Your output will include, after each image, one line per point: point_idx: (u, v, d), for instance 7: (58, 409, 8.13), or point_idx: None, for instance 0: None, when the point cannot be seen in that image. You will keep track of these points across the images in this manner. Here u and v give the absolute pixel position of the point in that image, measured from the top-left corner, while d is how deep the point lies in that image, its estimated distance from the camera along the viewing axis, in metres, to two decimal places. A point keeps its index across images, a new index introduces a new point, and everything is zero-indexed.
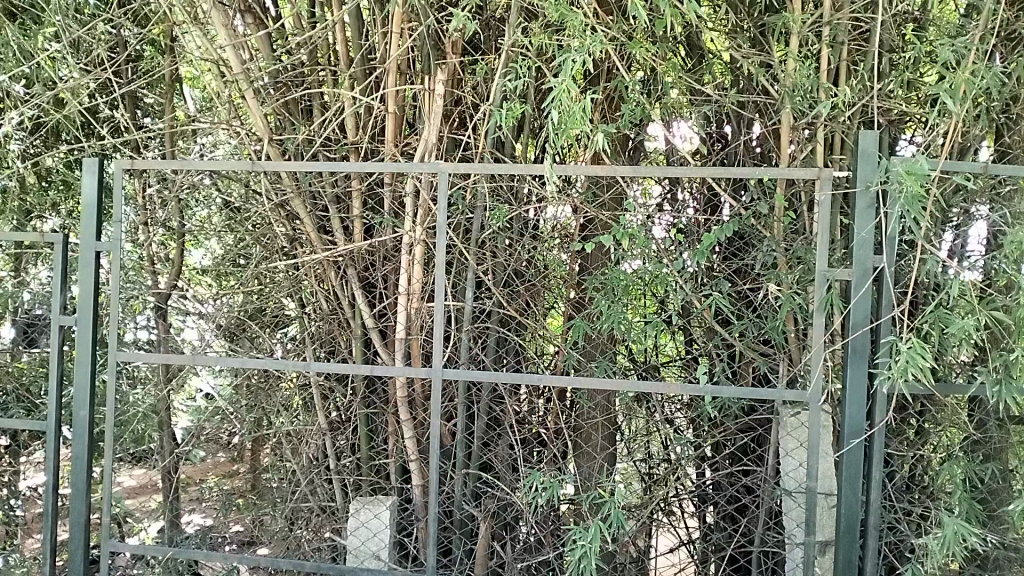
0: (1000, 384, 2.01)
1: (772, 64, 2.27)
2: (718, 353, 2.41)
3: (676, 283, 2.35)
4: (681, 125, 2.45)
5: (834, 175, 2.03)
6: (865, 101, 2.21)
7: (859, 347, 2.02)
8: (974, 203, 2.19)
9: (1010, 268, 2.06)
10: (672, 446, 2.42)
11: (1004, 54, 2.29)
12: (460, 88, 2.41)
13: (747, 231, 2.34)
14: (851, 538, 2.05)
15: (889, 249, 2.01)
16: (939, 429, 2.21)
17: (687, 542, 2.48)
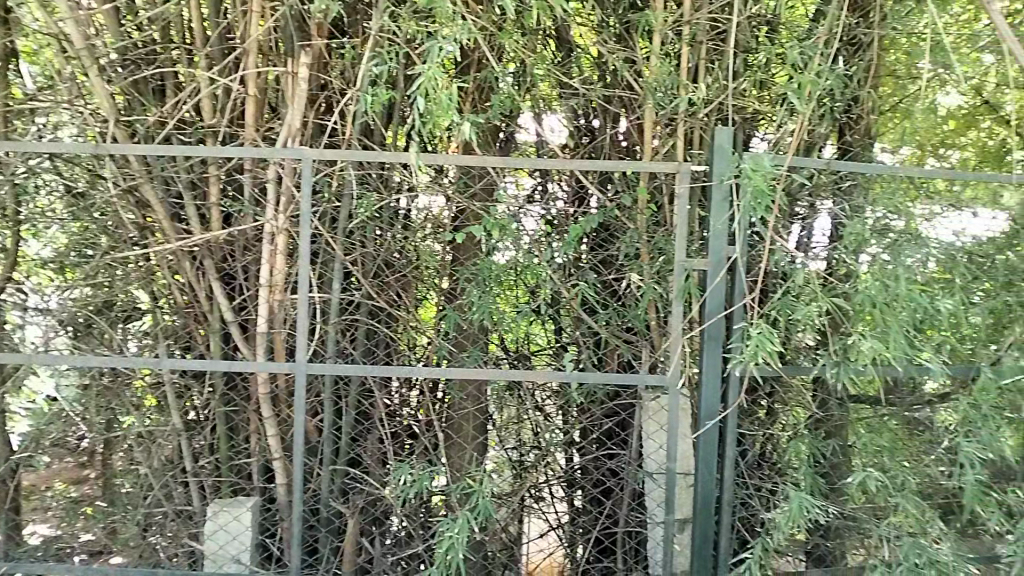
0: (839, 366, 2.17)
1: (636, 61, 2.35)
2: (585, 341, 2.46)
3: (543, 277, 2.36)
4: (551, 119, 2.49)
5: (692, 169, 2.14)
6: (722, 99, 2.31)
7: (713, 333, 2.13)
8: (819, 199, 2.33)
9: (849, 257, 2.24)
10: (542, 433, 2.47)
11: (847, 58, 2.49)
12: (326, 73, 2.33)
13: (612, 223, 2.41)
14: (708, 515, 2.16)
15: (741, 240, 2.13)
16: (786, 409, 2.37)
17: (556, 526, 2.51)
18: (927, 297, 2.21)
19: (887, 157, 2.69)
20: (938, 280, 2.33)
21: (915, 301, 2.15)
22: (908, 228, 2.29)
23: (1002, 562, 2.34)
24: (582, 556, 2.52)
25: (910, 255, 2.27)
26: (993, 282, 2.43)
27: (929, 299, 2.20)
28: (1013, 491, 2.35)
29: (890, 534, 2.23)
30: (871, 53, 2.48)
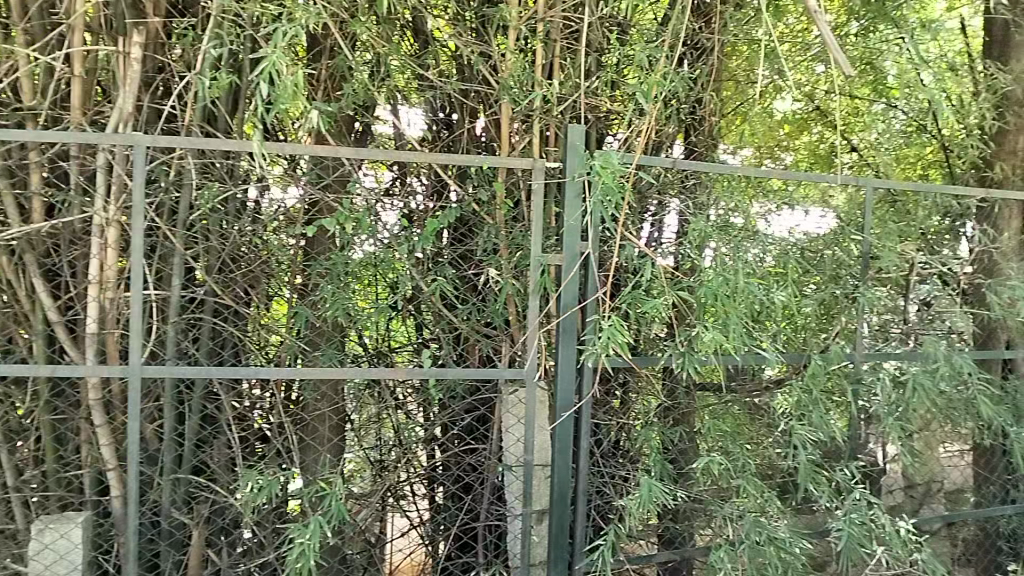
0: (684, 356, 2.27)
1: (491, 55, 2.35)
2: (445, 337, 2.43)
3: (403, 271, 2.32)
4: (410, 112, 2.45)
5: (546, 166, 2.17)
6: (575, 97, 2.36)
7: (568, 327, 2.18)
8: (667, 197, 2.42)
9: (693, 252, 2.35)
10: (402, 431, 2.43)
11: (692, 61, 2.60)
12: (164, 54, 2.20)
13: (469, 217, 2.39)
14: (563, 506, 2.20)
15: (593, 236, 2.18)
16: (639, 398, 2.44)
17: (417, 525, 2.49)
18: (762, 289, 2.36)
19: (731, 158, 2.91)
20: (774, 275, 2.48)
21: (752, 291, 2.28)
22: (746, 226, 2.44)
23: (831, 536, 2.52)
24: (442, 553, 2.50)
25: (745, 251, 2.41)
26: (822, 275, 2.63)
27: (765, 292, 2.35)
28: (840, 469, 2.54)
29: (733, 514, 2.35)
30: (715, 58, 2.62)
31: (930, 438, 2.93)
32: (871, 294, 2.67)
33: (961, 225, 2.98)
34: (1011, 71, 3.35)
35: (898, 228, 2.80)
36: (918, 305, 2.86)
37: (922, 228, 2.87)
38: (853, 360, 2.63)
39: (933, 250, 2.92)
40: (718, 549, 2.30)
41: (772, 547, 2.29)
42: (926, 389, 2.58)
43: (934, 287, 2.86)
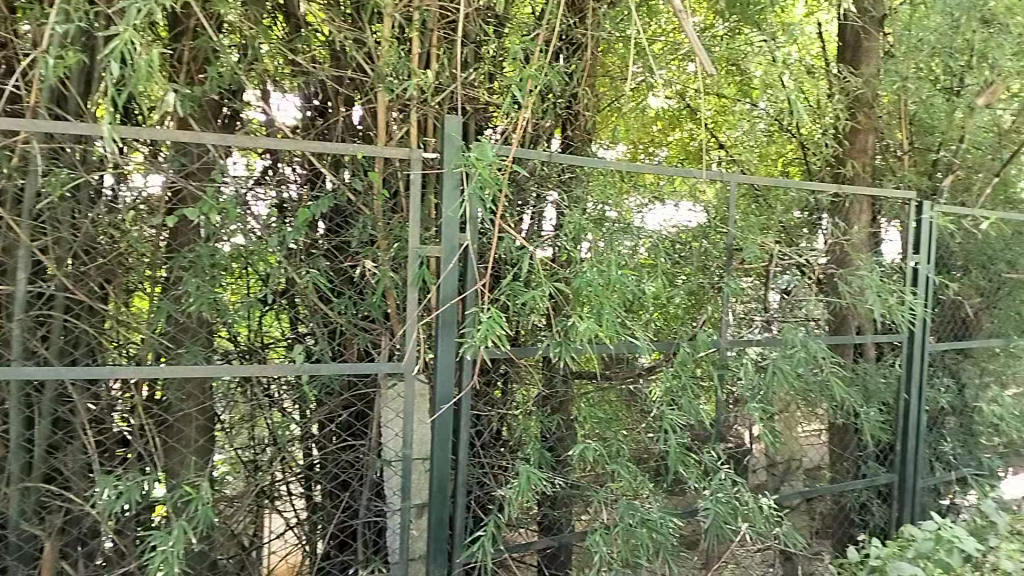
0: (560, 346, 2.31)
1: (366, 42, 2.29)
2: (320, 331, 2.36)
3: (274, 263, 2.23)
4: (280, 98, 2.37)
5: (422, 157, 2.14)
6: (452, 88, 2.34)
7: (447, 319, 2.16)
8: (546, 190, 2.45)
9: (569, 244, 2.37)
10: (276, 429, 2.35)
11: (567, 57, 2.65)
12: (6, 29, 2.02)
13: (345, 207, 2.34)
14: (443, 498, 2.19)
15: (472, 227, 2.18)
16: (518, 388, 2.46)
17: (293, 525, 2.41)
18: (635, 281, 2.43)
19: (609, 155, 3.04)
20: (644, 266, 2.56)
21: (626, 282, 2.35)
22: (618, 219, 2.53)
23: (699, 515, 2.65)
24: (320, 553, 2.43)
25: (617, 245, 2.49)
26: (690, 267, 2.75)
27: (637, 282, 2.43)
28: (708, 452, 2.67)
29: (608, 498, 2.44)
30: (590, 53, 2.67)
31: (790, 418, 3.11)
32: (735, 284, 2.80)
33: (816, 218, 3.19)
34: (861, 75, 3.57)
35: (759, 222, 2.98)
36: (780, 295, 3.03)
37: (778, 219, 3.06)
38: (720, 347, 2.75)
39: (792, 241, 3.11)
40: (594, 533, 2.38)
41: (644, 528, 2.41)
42: (785, 372, 2.78)
43: (793, 278, 3.05)
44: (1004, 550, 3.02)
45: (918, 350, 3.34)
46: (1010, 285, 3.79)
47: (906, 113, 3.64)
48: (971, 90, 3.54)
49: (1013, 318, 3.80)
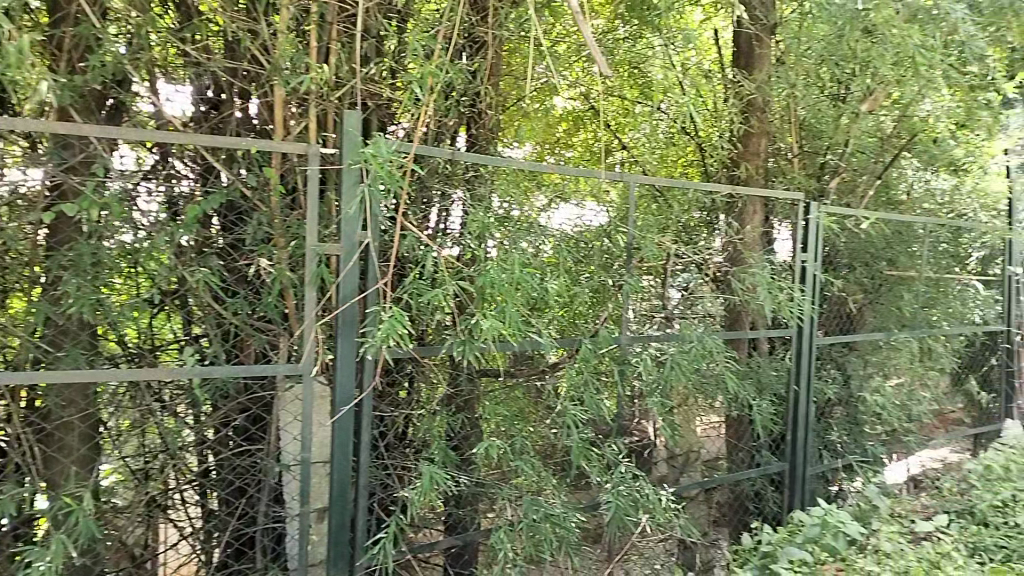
0: (464, 344, 2.30)
1: (262, 34, 2.21)
2: (214, 332, 2.27)
3: (165, 263, 2.13)
4: (171, 89, 2.27)
5: (320, 153, 2.10)
6: (352, 83, 2.30)
7: (347, 318, 2.12)
8: (450, 188, 2.44)
9: (473, 243, 2.36)
10: (169, 435, 2.23)
11: (470, 55, 2.64)
12: None
13: (239, 203, 2.26)
14: (344, 501, 2.16)
15: (373, 225, 2.14)
16: (424, 387, 2.43)
17: (188, 535, 2.31)
18: (538, 279, 2.45)
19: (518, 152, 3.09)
20: (548, 265, 2.59)
21: (528, 280, 2.35)
22: (522, 218, 2.54)
23: (601, 509, 2.70)
24: (215, 563, 2.34)
25: (519, 244, 2.49)
26: (593, 265, 2.79)
27: (539, 280, 2.44)
28: (610, 446, 2.72)
29: (513, 495, 2.46)
30: (492, 52, 2.66)
31: (689, 411, 3.20)
32: (636, 282, 2.86)
33: (713, 218, 3.32)
34: (755, 80, 3.68)
35: (659, 221, 3.07)
36: (682, 293, 3.13)
37: (677, 217, 3.15)
38: (620, 344, 2.80)
39: (690, 240, 3.21)
40: (498, 530, 2.40)
41: (548, 524, 2.44)
42: (681, 366, 2.88)
43: (692, 276, 3.15)
44: (884, 532, 3.21)
45: (806, 345, 3.51)
46: (890, 283, 4.04)
47: (797, 118, 3.81)
48: (856, 96, 3.79)
49: (893, 312, 4.04)
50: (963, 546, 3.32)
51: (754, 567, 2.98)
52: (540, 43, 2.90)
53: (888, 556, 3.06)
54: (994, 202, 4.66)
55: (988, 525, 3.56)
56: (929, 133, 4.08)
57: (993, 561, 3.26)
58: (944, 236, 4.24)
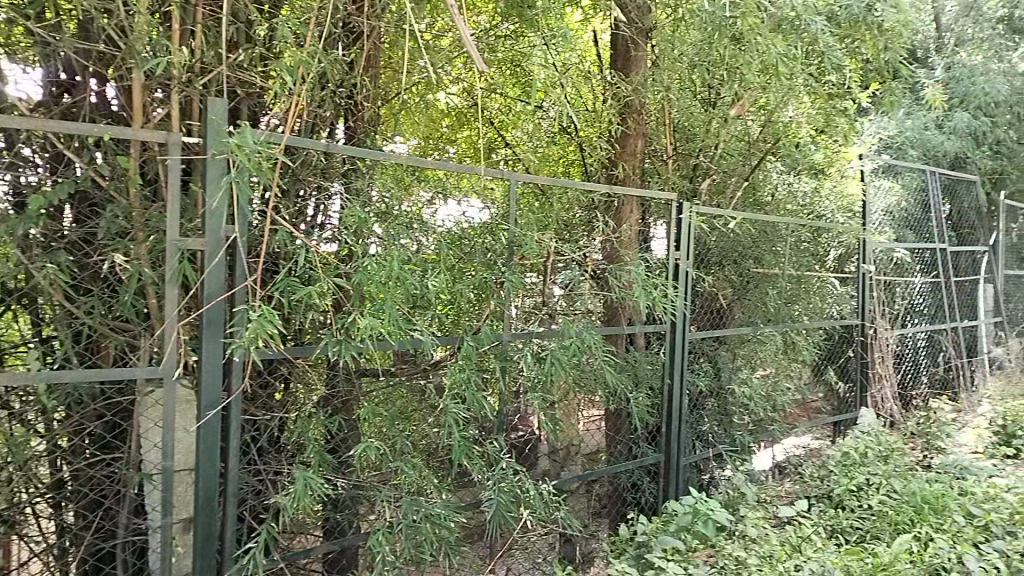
0: (341, 344, 2.22)
1: (117, 12, 2.04)
2: (65, 333, 2.08)
3: (9, 257, 1.94)
4: (16, 70, 2.06)
5: (182, 141, 2.00)
6: (219, 69, 2.20)
7: (213, 318, 2.02)
8: (327, 181, 2.36)
9: (350, 239, 2.29)
10: (17, 446, 2.03)
11: (347, 45, 2.56)
12: None
13: (92, 194, 2.11)
14: (211, 508, 2.05)
15: (240, 219, 2.05)
16: (300, 390, 2.33)
17: (40, 552, 2.12)
18: (417, 276, 2.41)
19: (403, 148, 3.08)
20: (429, 262, 2.52)
21: (407, 277, 2.31)
22: (405, 214, 2.46)
23: (482, 507, 2.69)
24: None
25: (399, 238, 2.40)
26: (476, 262, 2.75)
27: (418, 277, 2.40)
28: (491, 443, 2.71)
29: (391, 496, 2.40)
30: (369, 42, 2.60)
31: (570, 406, 3.24)
32: (517, 279, 2.85)
33: (591, 218, 3.39)
34: (631, 82, 3.79)
35: (540, 219, 3.12)
36: (563, 290, 3.17)
37: (558, 214, 3.22)
38: (501, 341, 2.80)
39: (571, 238, 3.29)
40: (377, 533, 2.34)
41: (428, 524, 2.41)
42: (561, 362, 2.89)
43: (573, 273, 3.20)
44: (750, 518, 3.38)
45: (679, 339, 3.67)
46: (756, 280, 4.25)
47: (670, 118, 3.95)
48: (726, 101, 4.02)
49: (759, 308, 4.25)
50: (822, 528, 3.53)
51: (630, 557, 3.06)
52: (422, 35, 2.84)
53: (754, 542, 3.21)
54: (849, 204, 4.99)
55: (844, 508, 3.80)
56: (792, 139, 4.31)
57: (848, 541, 3.48)
58: (805, 237, 4.51)
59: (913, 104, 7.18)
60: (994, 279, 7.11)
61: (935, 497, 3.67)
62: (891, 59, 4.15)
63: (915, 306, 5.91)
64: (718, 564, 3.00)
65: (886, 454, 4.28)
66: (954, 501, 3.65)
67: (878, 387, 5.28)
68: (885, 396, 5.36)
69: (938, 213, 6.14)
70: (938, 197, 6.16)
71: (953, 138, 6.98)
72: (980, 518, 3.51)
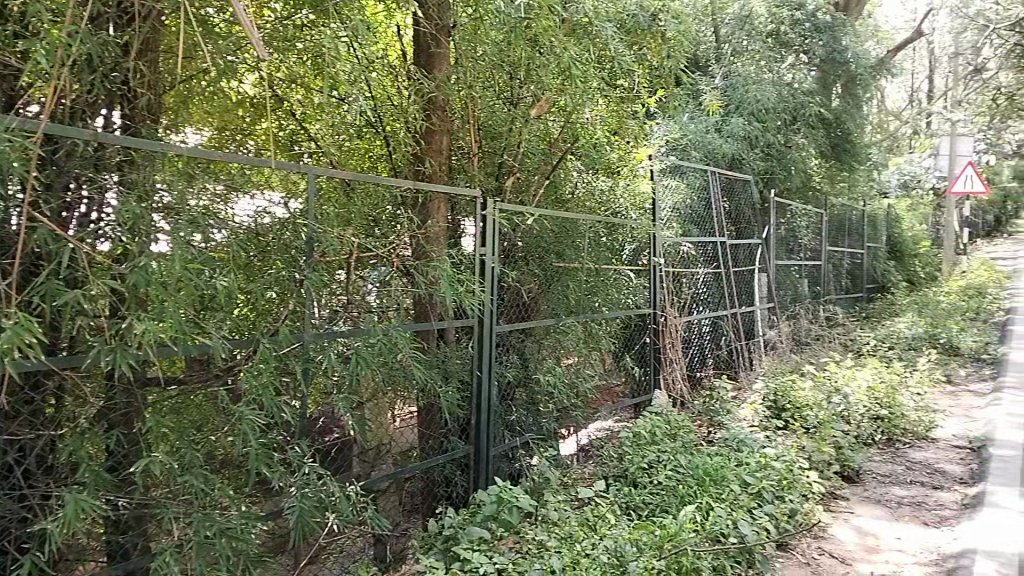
0: (115, 353, 2.04)
1: None
2: None
3: None
4: None
5: None
6: None
7: None
8: (101, 174, 2.15)
9: (125, 237, 2.10)
10: None
11: (121, 27, 2.36)
12: None
13: None
14: None
15: None
16: (72, 405, 2.11)
17: None
18: (205, 276, 2.26)
19: (197, 140, 2.95)
20: (217, 260, 2.35)
21: (195, 278, 2.17)
22: (198, 209, 2.30)
23: (283, 515, 2.60)
24: None
25: (187, 234, 2.24)
26: (276, 260, 2.63)
27: (207, 276, 2.24)
28: (292, 448, 2.62)
29: (180, 513, 2.25)
30: (146, 25, 2.40)
31: (379, 405, 3.18)
32: (318, 278, 2.76)
33: (397, 214, 3.37)
34: (434, 79, 3.76)
35: (343, 216, 3.03)
36: (377, 288, 3.13)
37: (365, 210, 3.17)
38: (302, 341, 2.70)
39: (376, 233, 3.22)
40: (163, 554, 2.19)
41: (223, 538, 2.30)
42: (367, 361, 2.83)
43: (385, 270, 3.16)
44: (552, 503, 3.53)
45: (487, 332, 3.76)
46: (559, 273, 4.43)
47: (475, 117, 4.04)
48: (527, 101, 4.15)
49: (562, 301, 4.43)
50: (618, 506, 3.76)
51: (438, 551, 3.09)
52: (208, 18, 2.65)
53: (555, 525, 3.36)
54: (641, 201, 5.33)
55: (637, 485, 4.07)
56: (589, 138, 4.52)
57: (640, 517, 3.73)
58: (600, 232, 4.78)
59: (695, 109, 7.80)
60: (766, 269, 7.90)
61: (715, 469, 4.01)
62: (673, 66, 4.46)
63: (700, 295, 6.42)
64: (521, 550, 3.12)
65: (674, 432, 4.63)
66: (731, 472, 4.00)
67: (669, 370, 5.69)
68: (675, 378, 5.79)
69: (718, 208, 6.72)
70: (718, 194, 6.74)
71: (730, 141, 7.65)
72: (753, 486, 3.89)
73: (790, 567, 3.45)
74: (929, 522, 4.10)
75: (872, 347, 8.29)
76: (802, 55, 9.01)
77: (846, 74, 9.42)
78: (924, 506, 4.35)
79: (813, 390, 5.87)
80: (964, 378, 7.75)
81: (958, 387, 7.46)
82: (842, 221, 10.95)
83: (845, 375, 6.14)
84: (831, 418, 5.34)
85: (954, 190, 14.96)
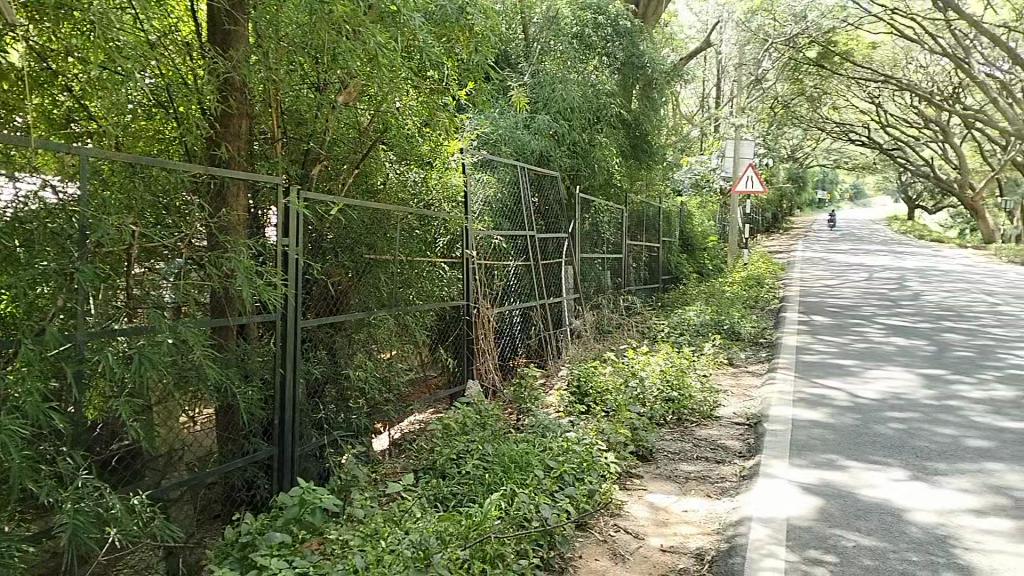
0: None
1: None
2: None
3: None
4: None
5: None
6: None
7: None
8: None
9: None
10: None
11: None
12: None
13: None
14: None
15: None
16: None
17: None
18: None
19: None
20: None
21: None
22: None
23: (55, 533, 2.36)
24: None
25: None
26: (44, 249, 2.35)
27: None
28: (65, 459, 2.38)
29: None
30: None
31: (170, 409, 2.96)
32: (94, 271, 2.48)
33: (190, 201, 3.12)
34: (229, 59, 3.56)
35: (125, 202, 2.73)
36: (168, 283, 2.91)
37: (152, 198, 2.87)
38: (75, 341, 2.44)
39: (165, 222, 2.96)
40: None
41: None
42: (153, 361, 2.62)
43: (176, 262, 2.95)
44: (358, 500, 3.46)
45: (291, 328, 3.61)
46: (371, 266, 4.34)
47: (277, 103, 3.88)
48: (333, 89, 4.02)
49: (374, 295, 4.35)
50: (426, 499, 3.77)
51: (235, 560, 2.94)
52: None
53: (360, 523, 3.31)
54: (452, 194, 5.36)
55: (445, 476, 4.10)
56: (399, 129, 4.47)
57: (448, 507, 3.76)
58: (411, 225, 4.75)
59: (506, 104, 7.98)
60: (572, 261, 8.25)
61: (520, 456, 4.12)
62: (480, 61, 4.51)
63: (511, 286, 6.58)
64: (325, 551, 3.04)
65: (484, 421, 4.71)
66: (535, 457, 4.13)
67: (480, 359, 5.79)
68: (487, 367, 5.90)
69: (527, 202, 6.92)
70: (527, 188, 6.93)
71: (539, 137, 7.91)
72: (556, 469, 4.04)
73: (589, 545, 3.64)
74: (712, 493, 4.50)
75: (667, 334, 8.93)
76: (605, 58, 9.52)
77: (643, 78, 10.02)
78: (708, 479, 4.74)
79: (614, 375, 6.21)
80: (744, 360, 8.55)
81: (738, 368, 8.20)
82: (641, 217, 11.68)
83: (642, 360, 6.56)
84: (629, 401, 5.68)
85: (737, 189, 16.43)
